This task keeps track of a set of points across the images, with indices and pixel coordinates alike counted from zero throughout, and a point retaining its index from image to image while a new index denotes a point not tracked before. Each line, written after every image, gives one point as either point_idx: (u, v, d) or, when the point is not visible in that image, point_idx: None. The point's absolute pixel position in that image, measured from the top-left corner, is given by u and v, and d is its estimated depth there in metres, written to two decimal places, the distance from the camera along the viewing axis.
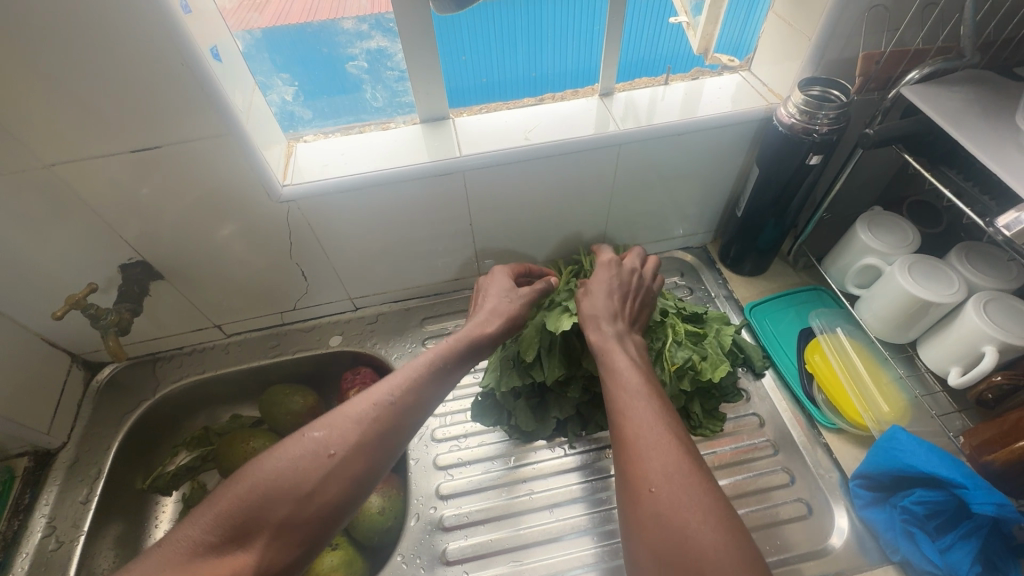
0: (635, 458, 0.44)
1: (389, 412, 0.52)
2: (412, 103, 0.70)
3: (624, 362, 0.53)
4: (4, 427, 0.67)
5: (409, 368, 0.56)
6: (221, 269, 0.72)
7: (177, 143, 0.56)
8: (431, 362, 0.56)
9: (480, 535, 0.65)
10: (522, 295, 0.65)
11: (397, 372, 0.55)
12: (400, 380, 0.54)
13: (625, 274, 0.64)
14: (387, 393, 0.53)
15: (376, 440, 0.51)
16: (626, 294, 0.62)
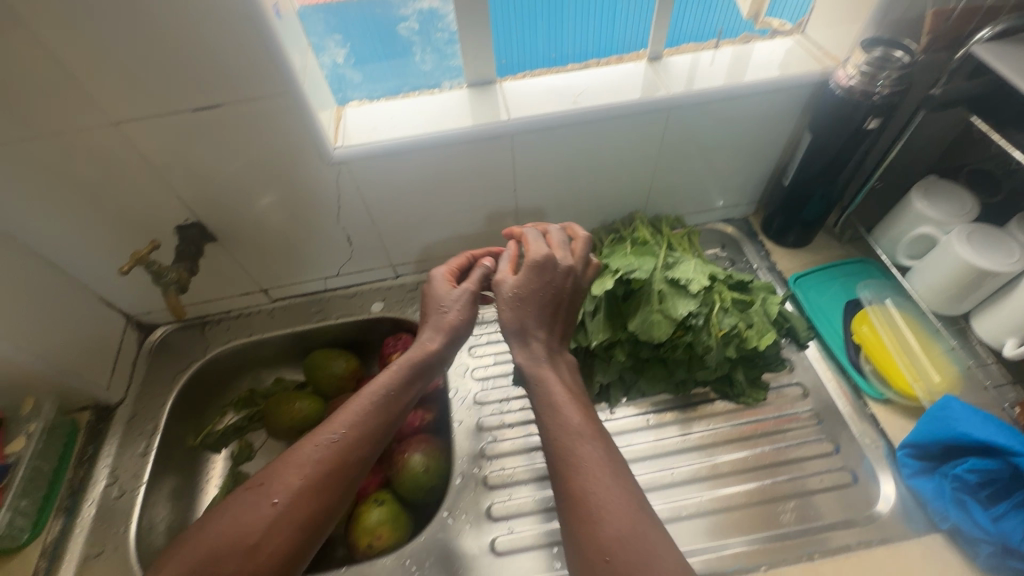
0: (583, 508, 0.47)
1: (344, 451, 0.53)
2: (460, 67, 0.70)
3: (563, 398, 0.54)
4: (69, 380, 0.70)
5: (350, 404, 0.56)
6: (270, 233, 0.74)
7: (236, 102, 0.57)
8: (375, 396, 0.56)
9: (524, 495, 0.66)
10: (459, 299, 0.61)
11: (340, 410, 0.55)
12: (351, 417, 0.55)
13: (556, 275, 0.58)
14: (338, 431, 0.54)
15: (334, 476, 0.52)
16: (545, 299, 0.58)
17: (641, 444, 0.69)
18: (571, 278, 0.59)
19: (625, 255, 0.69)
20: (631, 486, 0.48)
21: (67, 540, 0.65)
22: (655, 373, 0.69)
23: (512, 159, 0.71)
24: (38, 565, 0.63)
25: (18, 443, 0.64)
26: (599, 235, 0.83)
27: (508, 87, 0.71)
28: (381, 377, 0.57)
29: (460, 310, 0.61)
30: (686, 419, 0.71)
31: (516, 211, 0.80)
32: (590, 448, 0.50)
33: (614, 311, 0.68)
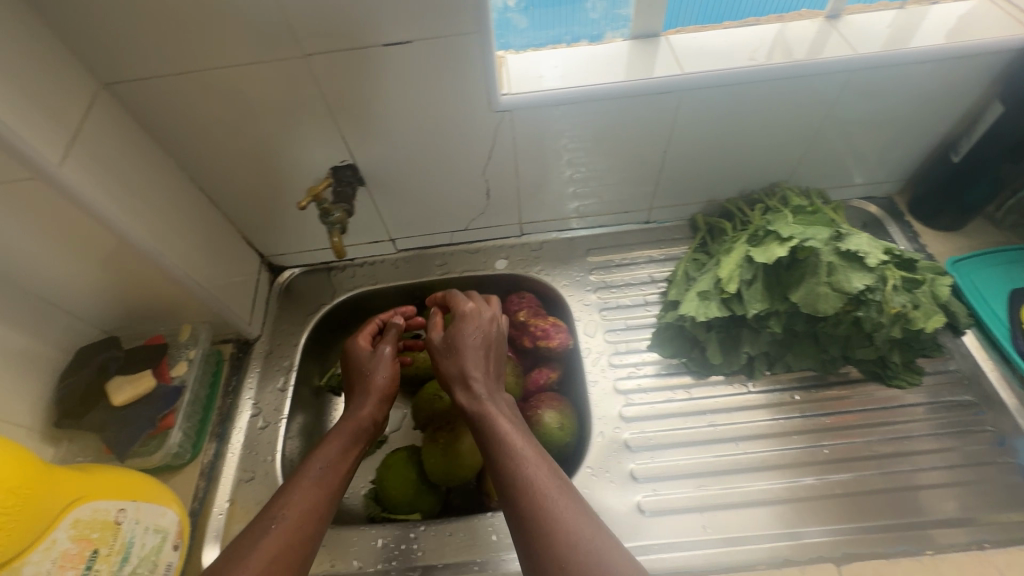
0: (540, 534, 0.48)
1: (308, 516, 0.54)
2: (628, 16, 0.67)
3: (501, 417, 0.57)
4: (221, 311, 0.72)
5: (317, 464, 0.58)
6: (416, 181, 0.74)
7: (426, 40, 0.56)
8: (340, 459, 0.59)
9: (668, 458, 0.65)
10: (386, 369, 0.67)
11: (303, 471, 0.57)
12: (310, 483, 0.56)
13: (483, 321, 0.65)
14: (303, 496, 0.55)
15: (302, 541, 0.53)
16: (482, 344, 0.63)
17: (788, 420, 0.67)
18: (495, 325, 0.65)
19: (792, 222, 0.65)
20: (582, 509, 0.49)
21: (221, 463, 0.68)
22: (805, 348, 0.68)
23: (673, 117, 0.69)
24: (197, 484, 0.66)
25: (182, 368, 0.66)
26: (738, 204, 0.80)
27: (676, 39, 0.68)
28: (334, 441, 0.60)
29: (382, 368, 0.67)
30: (834, 399, 0.69)
31: (657, 174, 0.78)
32: (535, 474, 0.52)
33: (772, 281, 0.65)
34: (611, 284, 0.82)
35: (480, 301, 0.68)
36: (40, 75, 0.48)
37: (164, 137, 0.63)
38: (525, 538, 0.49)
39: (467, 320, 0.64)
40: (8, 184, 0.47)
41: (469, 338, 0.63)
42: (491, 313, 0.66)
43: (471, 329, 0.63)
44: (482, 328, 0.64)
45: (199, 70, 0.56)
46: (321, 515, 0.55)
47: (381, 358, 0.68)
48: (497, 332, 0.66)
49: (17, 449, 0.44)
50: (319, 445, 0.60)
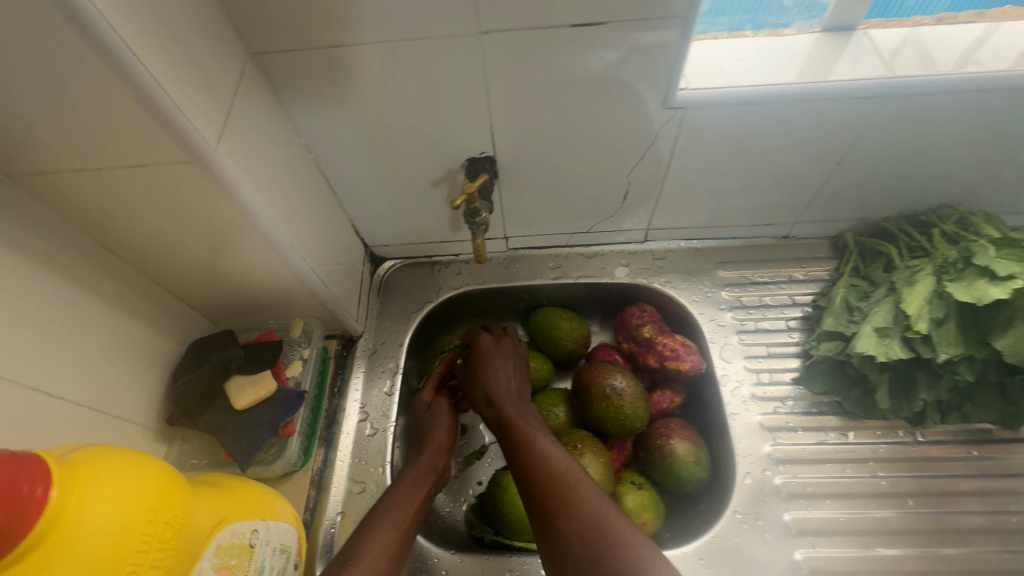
0: (568, 523, 0.48)
1: (382, 556, 0.50)
2: (825, 6, 0.59)
3: (522, 423, 0.58)
4: (334, 307, 0.66)
5: (386, 505, 0.55)
6: (554, 178, 0.67)
7: (621, 22, 0.49)
8: (410, 501, 0.56)
9: (827, 510, 0.59)
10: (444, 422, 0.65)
11: (374, 514, 0.54)
12: (384, 525, 0.53)
13: (503, 350, 0.68)
14: (381, 540, 0.51)
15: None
16: (506, 372, 0.66)
17: (963, 478, 0.60)
18: (516, 351, 0.69)
19: (1002, 256, 0.56)
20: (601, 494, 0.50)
21: (330, 471, 0.63)
22: (987, 399, 0.60)
23: (862, 125, 0.60)
24: (307, 493, 0.61)
25: (297, 368, 0.63)
26: (901, 225, 0.71)
27: (874, 33, 0.59)
28: (410, 487, 0.58)
29: (444, 418, 0.65)
30: (1009, 456, 0.61)
31: (818, 186, 0.69)
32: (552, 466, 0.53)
33: (968, 323, 0.57)
34: (747, 304, 0.74)
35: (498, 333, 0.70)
36: (200, 43, 0.43)
37: (297, 115, 0.58)
38: (553, 531, 0.49)
39: (496, 349, 0.68)
40: (159, 166, 0.43)
41: (494, 362, 0.66)
42: (517, 342, 0.70)
43: (495, 353, 0.67)
44: (504, 357, 0.67)
45: (359, 42, 0.50)
46: (396, 541, 0.52)
47: (439, 411, 0.66)
48: (519, 360, 0.68)
49: (162, 467, 0.40)
50: (395, 488, 0.58)
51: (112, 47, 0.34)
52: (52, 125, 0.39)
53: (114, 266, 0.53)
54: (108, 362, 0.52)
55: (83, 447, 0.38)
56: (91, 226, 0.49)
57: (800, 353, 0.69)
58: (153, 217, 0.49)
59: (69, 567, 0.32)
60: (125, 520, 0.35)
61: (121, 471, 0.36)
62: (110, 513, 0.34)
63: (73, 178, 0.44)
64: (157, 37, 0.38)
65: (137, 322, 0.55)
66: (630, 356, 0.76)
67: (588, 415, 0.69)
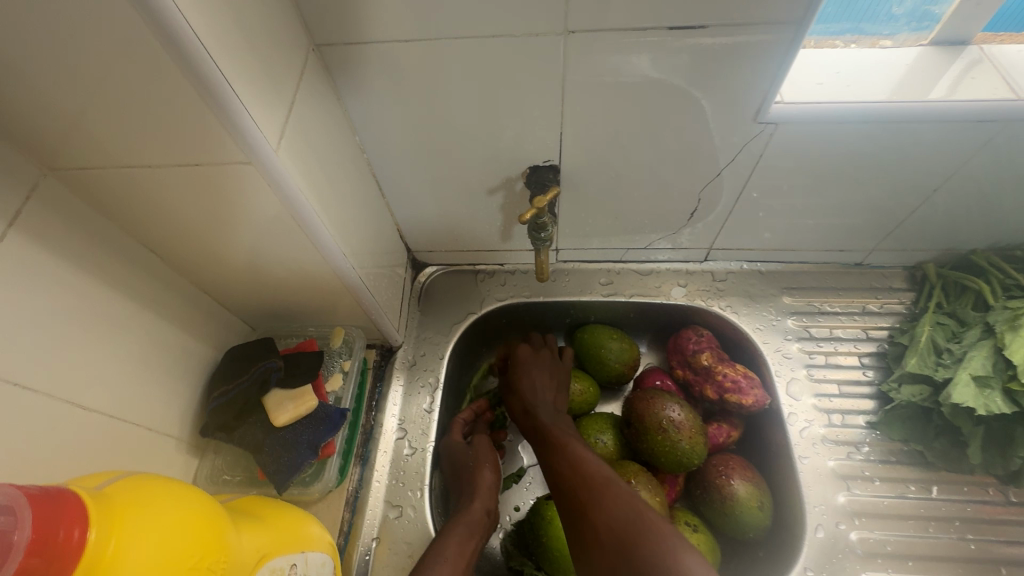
0: (597, 503, 0.49)
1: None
2: (939, 16, 0.52)
3: (565, 431, 0.60)
4: (377, 317, 0.62)
5: (437, 551, 0.51)
6: (618, 191, 0.62)
7: (723, 27, 0.44)
8: (463, 549, 0.52)
9: (910, 573, 0.53)
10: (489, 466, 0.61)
11: (424, 562, 0.50)
12: (439, 573, 0.48)
13: (547, 371, 0.68)
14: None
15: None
16: (548, 388, 0.67)
17: None
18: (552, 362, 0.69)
19: None
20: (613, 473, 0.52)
21: (367, 492, 0.60)
22: None
23: (973, 151, 0.54)
24: (343, 515, 0.58)
25: (337, 381, 0.59)
26: (993, 259, 0.65)
27: (993, 49, 0.53)
28: (461, 531, 0.54)
29: (488, 459, 0.62)
30: None
31: (905, 213, 0.64)
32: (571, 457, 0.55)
33: None
34: (816, 336, 0.69)
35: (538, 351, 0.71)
36: (266, 33, 0.39)
37: (353, 113, 0.53)
38: (581, 522, 0.49)
39: (534, 364, 0.69)
40: (215, 166, 0.39)
41: (531, 383, 0.67)
42: (551, 366, 0.69)
43: (530, 374, 0.68)
44: (541, 382, 0.67)
45: (430, 37, 0.46)
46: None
47: (480, 451, 0.62)
48: (560, 389, 0.67)
49: (201, 504, 0.36)
50: (446, 533, 0.53)
51: (180, 35, 0.30)
52: (104, 118, 0.35)
53: (155, 267, 0.49)
54: (144, 370, 0.48)
55: (123, 478, 0.34)
56: (135, 226, 0.46)
57: (875, 394, 0.64)
58: (200, 218, 0.45)
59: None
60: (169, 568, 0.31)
61: (162, 511, 0.33)
62: (155, 560, 0.31)
63: (121, 176, 0.40)
64: (225, 25, 0.34)
65: (176, 328, 0.52)
66: (685, 384, 0.71)
67: (640, 447, 0.64)
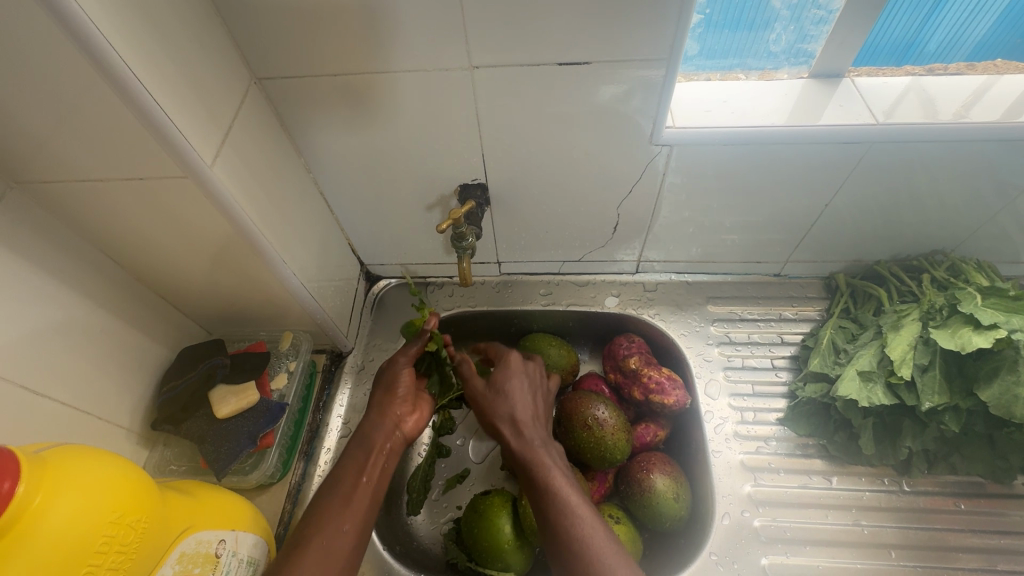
0: (582, 546, 0.49)
1: (336, 533, 0.50)
2: (813, 53, 0.60)
3: (545, 453, 0.56)
4: (325, 324, 0.68)
5: (334, 476, 0.54)
6: (545, 206, 0.68)
7: (604, 62, 0.52)
8: (359, 468, 0.55)
9: (806, 557, 0.58)
10: (404, 376, 0.62)
11: (322, 488, 0.53)
12: (336, 500, 0.52)
13: (529, 372, 0.64)
14: (334, 515, 0.51)
15: (337, 561, 0.48)
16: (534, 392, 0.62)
17: (950, 532, 0.59)
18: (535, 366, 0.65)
19: (987, 304, 0.56)
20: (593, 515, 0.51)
21: (309, 485, 0.64)
22: (976, 450, 0.59)
23: (852, 169, 0.61)
24: (284, 506, 0.62)
25: (281, 380, 0.65)
26: (893, 269, 0.70)
27: (863, 81, 0.61)
28: (356, 453, 0.56)
29: (399, 374, 0.62)
30: (998, 512, 0.60)
31: (808, 227, 0.70)
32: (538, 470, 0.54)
33: (952, 370, 0.57)
34: (735, 340, 0.74)
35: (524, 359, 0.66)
36: (203, 66, 0.46)
37: (297, 136, 0.60)
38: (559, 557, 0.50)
39: (513, 371, 0.62)
40: (158, 180, 0.46)
41: (509, 389, 0.61)
42: (520, 365, 0.64)
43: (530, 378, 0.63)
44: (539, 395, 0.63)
45: (357, 71, 0.53)
46: (356, 495, 0.53)
47: (393, 366, 0.63)
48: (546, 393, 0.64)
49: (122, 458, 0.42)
50: (343, 457, 0.56)
51: (117, 70, 0.38)
52: (63, 138, 0.42)
53: (112, 272, 0.55)
54: (99, 365, 0.53)
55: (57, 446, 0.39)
56: (93, 233, 0.52)
57: (788, 393, 0.69)
58: (149, 228, 0.51)
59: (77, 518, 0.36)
60: (93, 518, 0.37)
61: (97, 456, 0.39)
62: (79, 511, 0.36)
63: (80, 188, 0.47)
64: (161, 61, 0.42)
65: (132, 328, 0.57)
66: (616, 388, 0.73)
67: (569, 446, 0.65)
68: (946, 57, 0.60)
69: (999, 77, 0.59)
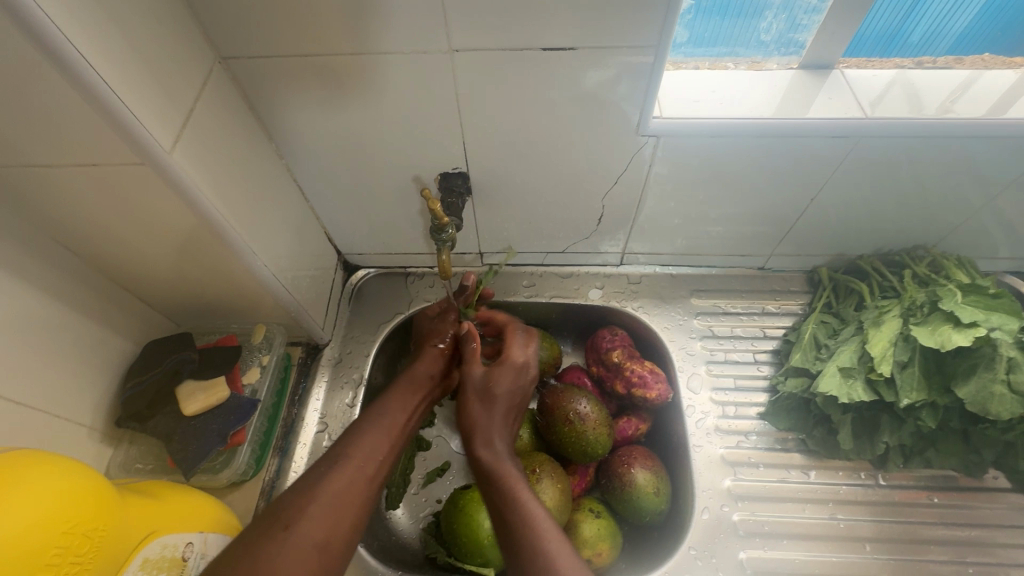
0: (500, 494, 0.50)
1: (372, 457, 0.49)
2: (803, 42, 0.59)
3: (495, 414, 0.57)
4: (299, 316, 0.66)
5: (380, 408, 0.55)
6: (529, 198, 0.67)
7: (591, 48, 0.50)
8: (404, 406, 0.56)
9: (784, 550, 0.59)
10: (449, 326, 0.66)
11: (367, 417, 0.53)
12: (378, 427, 0.52)
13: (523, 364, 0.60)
14: (375, 441, 0.51)
15: (367, 481, 0.47)
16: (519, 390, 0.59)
17: (922, 526, 0.60)
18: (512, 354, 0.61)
19: (967, 301, 0.56)
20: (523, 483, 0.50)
21: (283, 482, 0.62)
22: (951, 445, 0.60)
23: (840, 163, 0.60)
24: (257, 504, 0.60)
25: (253, 374, 0.62)
26: (876, 264, 0.70)
27: (853, 73, 0.60)
28: (404, 391, 0.58)
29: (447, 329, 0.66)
30: (969, 505, 0.61)
31: (794, 221, 0.69)
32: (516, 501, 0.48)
33: (931, 366, 0.57)
34: (718, 334, 0.74)
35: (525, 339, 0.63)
36: (161, 45, 0.43)
37: (267, 120, 0.57)
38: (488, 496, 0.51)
39: (513, 350, 0.61)
40: (113, 166, 0.43)
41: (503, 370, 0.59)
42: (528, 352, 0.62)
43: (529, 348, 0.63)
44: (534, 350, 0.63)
45: (331, 53, 0.50)
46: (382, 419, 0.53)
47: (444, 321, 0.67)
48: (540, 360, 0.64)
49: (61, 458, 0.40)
50: (389, 394, 0.57)
51: (58, 46, 0.34)
52: (2, 121, 0.39)
53: (69, 262, 0.52)
54: (58, 362, 0.51)
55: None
56: (45, 222, 0.48)
57: (769, 387, 0.69)
58: (106, 214, 0.48)
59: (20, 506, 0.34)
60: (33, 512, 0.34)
61: (31, 453, 0.37)
62: (21, 506, 0.34)
63: (25, 174, 0.43)
64: (114, 40, 0.39)
65: (93, 321, 0.54)
66: (599, 380, 0.72)
67: (550, 439, 0.64)
68: (926, 49, 0.60)
69: (984, 71, 0.59)
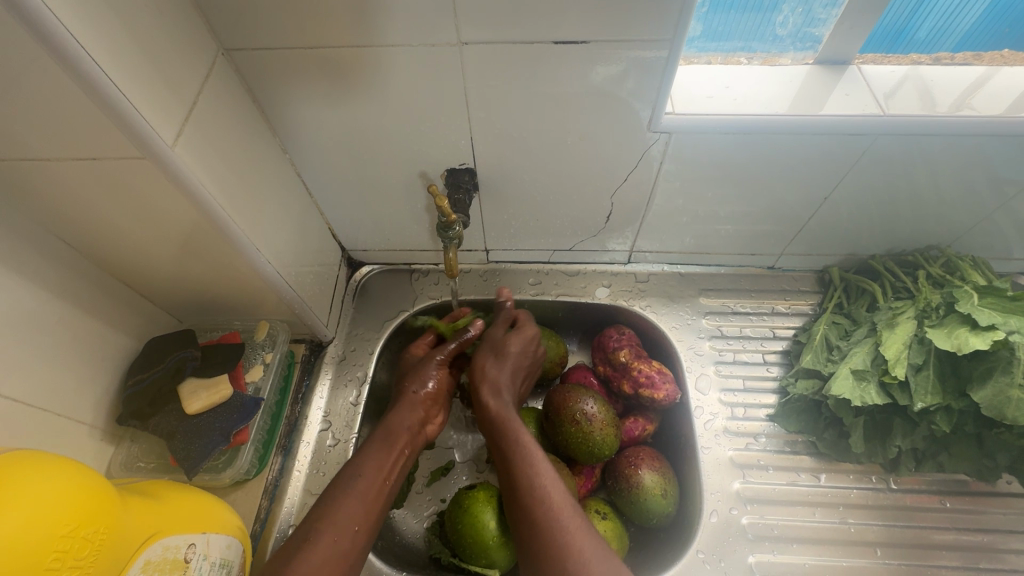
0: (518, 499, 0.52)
1: (347, 527, 0.49)
2: (820, 37, 0.57)
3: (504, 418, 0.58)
4: (303, 313, 0.65)
5: (354, 470, 0.53)
6: (536, 194, 0.66)
7: (603, 42, 0.48)
8: (380, 465, 0.55)
9: (793, 555, 0.58)
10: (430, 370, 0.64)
11: (340, 483, 0.52)
12: (352, 494, 0.51)
13: (518, 354, 0.62)
14: (349, 511, 0.50)
15: (343, 557, 0.48)
16: (522, 369, 0.63)
17: (934, 531, 0.59)
18: (515, 345, 0.63)
19: (984, 304, 0.55)
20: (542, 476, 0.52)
21: (286, 481, 0.62)
22: (964, 449, 0.59)
23: (855, 162, 0.59)
24: (260, 503, 0.60)
25: (257, 372, 0.62)
26: (889, 264, 0.69)
27: (869, 68, 0.58)
28: (379, 449, 0.56)
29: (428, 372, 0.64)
30: (981, 511, 0.60)
31: (806, 220, 0.68)
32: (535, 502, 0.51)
33: (946, 369, 0.57)
34: (727, 334, 0.73)
35: (522, 331, 0.65)
36: (162, 36, 0.42)
37: (271, 114, 0.56)
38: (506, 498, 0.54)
39: (523, 336, 0.64)
40: (114, 161, 0.42)
41: (508, 359, 0.62)
42: (529, 340, 0.64)
43: (506, 353, 0.62)
44: (512, 355, 0.62)
45: (337, 46, 0.49)
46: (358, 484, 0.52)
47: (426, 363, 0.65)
48: (527, 356, 0.63)
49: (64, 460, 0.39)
50: (365, 452, 0.56)
51: (58, 38, 0.33)
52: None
53: (70, 259, 0.51)
54: (59, 359, 0.50)
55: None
56: (43, 217, 0.47)
57: (778, 388, 0.68)
58: (107, 209, 0.47)
59: (21, 504, 0.33)
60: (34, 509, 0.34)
61: (34, 453, 0.37)
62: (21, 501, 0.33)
63: (23, 168, 0.42)
64: (115, 31, 0.37)
65: (94, 318, 0.54)
66: (605, 380, 0.71)
67: (557, 440, 0.63)
68: (937, 46, 0.58)
69: (1002, 68, 0.58)
